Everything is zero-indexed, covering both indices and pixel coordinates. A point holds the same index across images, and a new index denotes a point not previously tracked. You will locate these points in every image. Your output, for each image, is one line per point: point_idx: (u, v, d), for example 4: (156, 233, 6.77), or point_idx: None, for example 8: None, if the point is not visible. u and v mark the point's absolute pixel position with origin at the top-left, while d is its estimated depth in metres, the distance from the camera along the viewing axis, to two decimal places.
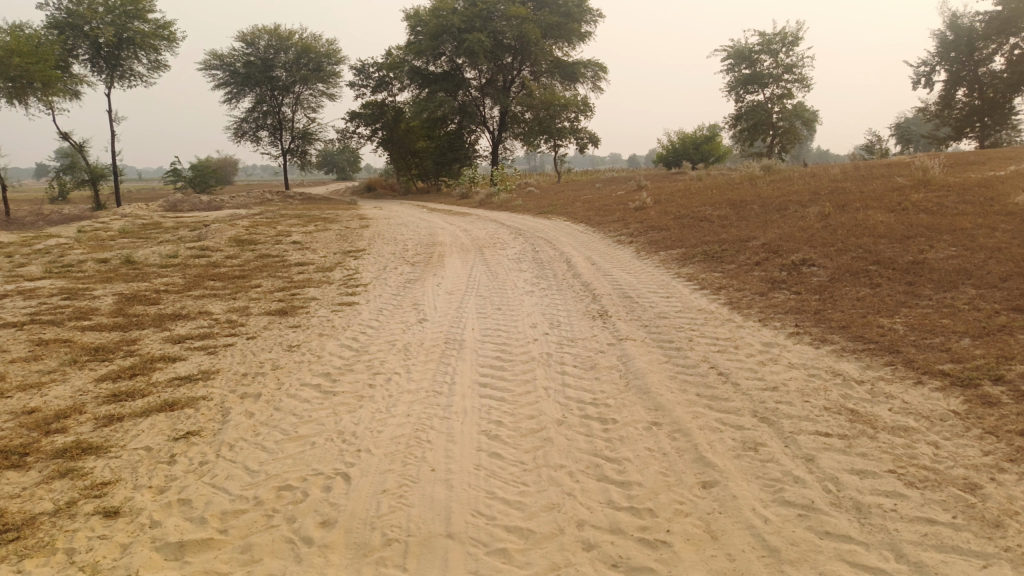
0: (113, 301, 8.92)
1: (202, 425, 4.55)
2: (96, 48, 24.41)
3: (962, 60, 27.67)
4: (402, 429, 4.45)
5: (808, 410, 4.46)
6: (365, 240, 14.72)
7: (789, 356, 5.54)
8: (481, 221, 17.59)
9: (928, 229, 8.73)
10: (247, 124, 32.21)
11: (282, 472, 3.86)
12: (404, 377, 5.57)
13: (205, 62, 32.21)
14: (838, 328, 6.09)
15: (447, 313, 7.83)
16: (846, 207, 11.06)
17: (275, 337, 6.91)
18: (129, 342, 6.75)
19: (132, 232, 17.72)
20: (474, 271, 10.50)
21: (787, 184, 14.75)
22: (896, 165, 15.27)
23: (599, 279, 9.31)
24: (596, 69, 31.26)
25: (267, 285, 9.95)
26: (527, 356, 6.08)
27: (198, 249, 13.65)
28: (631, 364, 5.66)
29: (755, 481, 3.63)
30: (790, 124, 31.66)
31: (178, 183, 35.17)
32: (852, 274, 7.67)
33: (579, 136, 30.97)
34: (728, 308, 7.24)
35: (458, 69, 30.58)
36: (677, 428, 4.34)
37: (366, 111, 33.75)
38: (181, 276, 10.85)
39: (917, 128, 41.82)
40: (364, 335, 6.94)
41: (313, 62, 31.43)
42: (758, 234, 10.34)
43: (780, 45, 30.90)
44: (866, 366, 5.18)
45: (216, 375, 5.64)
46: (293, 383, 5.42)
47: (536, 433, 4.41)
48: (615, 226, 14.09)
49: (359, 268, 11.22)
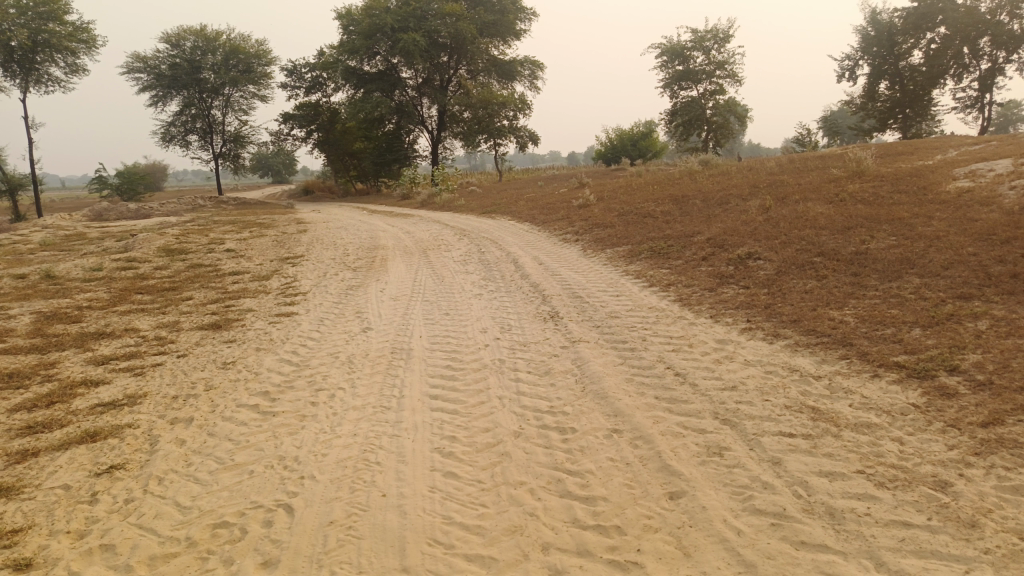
0: (30, 320, 8.29)
1: (128, 458, 4.16)
2: (9, 52, 23.06)
3: (883, 54, 28.56)
4: (349, 451, 4.16)
5: (770, 409, 4.35)
6: (303, 246, 14.23)
7: (744, 353, 5.45)
8: (422, 223, 17.26)
9: (868, 219, 8.84)
10: (175, 128, 31.00)
11: (218, 507, 3.54)
12: (349, 393, 5.26)
13: (128, 65, 30.85)
14: (790, 322, 6.04)
15: (392, 320, 7.52)
16: (786, 199, 11.18)
17: (209, 353, 6.49)
18: (47, 366, 6.23)
19: (52, 245, 16.75)
20: (418, 275, 10.20)
21: (726, 178, 14.88)
22: (830, 157, 15.61)
23: (547, 279, 9.14)
24: (532, 67, 31.27)
25: (199, 297, 9.43)
26: (479, 364, 5.85)
27: (124, 261, 12.94)
28: (586, 367, 5.48)
29: (725, 489, 3.49)
30: (723, 119, 32.23)
31: (103, 192, 33.63)
32: (798, 266, 7.68)
33: (518, 134, 30.86)
34: (679, 305, 7.14)
35: (394, 69, 30.09)
36: (638, 435, 4.17)
37: (301, 112, 32.93)
38: (106, 290, 10.21)
39: (843, 120, 43.20)
40: (305, 348, 6.59)
41: (243, 64, 30.44)
42: (703, 229, 10.34)
43: (712, 42, 31.41)
44: (822, 360, 5.13)
45: (144, 399, 5.22)
46: (228, 405, 5.05)
47: (493, 447, 4.18)
48: (559, 224, 13.97)
49: (298, 276, 10.77)
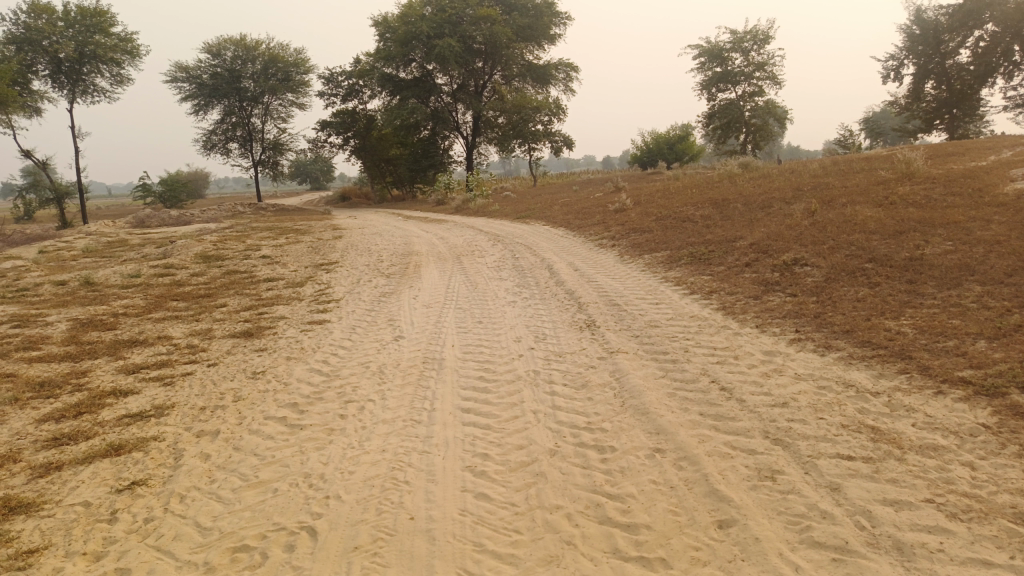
0: (67, 327, 8.32)
1: (151, 473, 4.03)
2: (57, 63, 23.60)
3: (929, 53, 27.63)
4: (377, 468, 3.97)
5: (825, 429, 4.05)
6: (337, 252, 14.18)
7: (794, 367, 5.14)
8: (456, 228, 17.11)
9: (921, 223, 8.41)
10: (216, 136, 31.43)
11: (239, 529, 3.37)
12: (379, 405, 5.08)
13: (170, 75, 31.41)
14: (842, 333, 5.71)
15: (425, 329, 7.34)
16: (832, 202, 10.75)
17: (239, 363, 6.38)
18: (78, 375, 6.18)
19: (95, 251, 17.04)
20: (452, 281, 10.02)
21: (767, 181, 14.46)
22: (876, 158, 15.07)
23: (584, 285, 8.88)
24: (567, 70, 30.99)
25: (233, 305, 9.39)
26: (512, 375, 5.63)
27: (162, 267, 13.02)
28: (625, 380, 5.22)
29: (779, 518, 3.21)
30: (762, 121, 31.59)
31: (147, 199, 34.28)
32: (848, 273, 7.30)
33: (553, 139, 30.65)
34: (722, 314, 6.83)
35: (429, 75, 30.10)
36: (682, 456, 3.90)
37: (338, 119, 33.16)
38: (142, 297, 10.25)
39: (886, 121, 42.04)
40: (336, 358, 6.44)
41: (281, 72, 30.79)
42: (745, 233, 9.99)
43: (751, 43, 30.82)
44: (879, 374, 4.80)
45: (171, 410, 5.12)
46: (256, 417, 4.91)
47: (527, 466, 3.96)
48: (595, 229, 13.71)
49: (331, 283, 10.69)
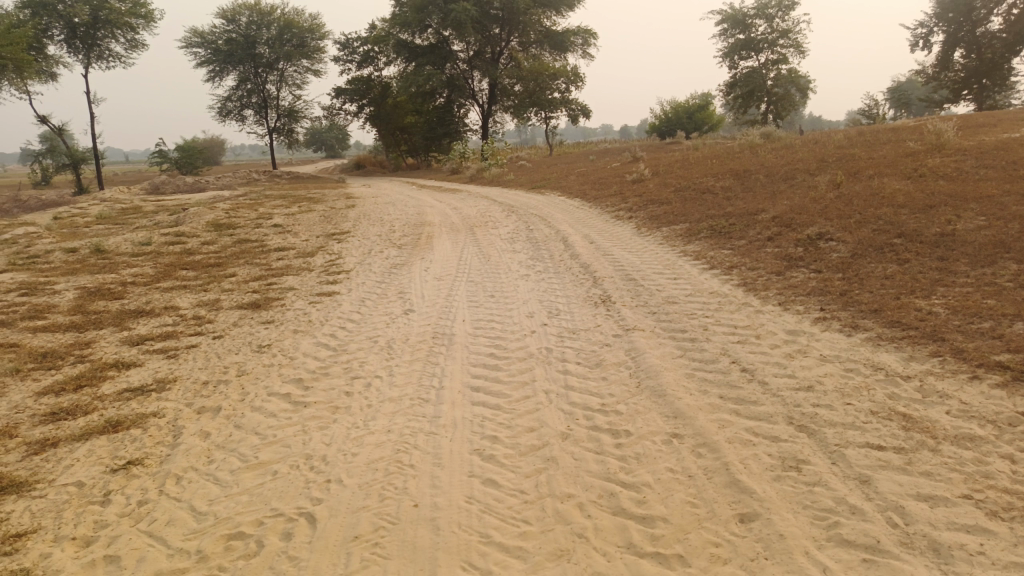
0: (75, 296, 8.22)
1: (148, 451, 3.90)
2: (71, 28, 23.37)
3: (960, 21, 26.59)
4: (381, 450, 3.81)
5: (853, 416, 3.83)
6: (350, 221, 14.00)
7: (819, 348, 4.90)
8: (471, 198, 16.83)
9: (952, 197, 8.07)
10: (231, 103, 31.18)
11: (235, 514, 3.23)
12: (385, 382, 4.91)
13: (185, 40, 31.13)
14: (870, 312, 5.45)
15: (435, 303, 7.15)
16: (859, 175, 10.38)
17: (245, 335, 6.23)
18: (82, 346, 6.06)
19: (109, 218, 16.94)
20: (465, 253, 9.81)
21: (790, 152, 14.03)
22: (904, 129, 14.59)
23: (599, 259, 8.64)
24: (585, 36, 30.00)
25: (242, 274, 9.25)
26: (524, 353, 5.43)
27: (174, 235, 12.90)
28: (642, 360, 5.01)
29: (803, 513, 3.02)
30: (785, 91, 30.84)
31: (163, 166, 34.16)
32: (876, 248, 7.01)
33: (570, 107, 30.11)
34: (744, 290, 6.58)
35: (445, 42, 29.57)
36: (701, 443, 3.71)
37: (353, 87, 32.76)
38: (152, 265, 10.12)
39: (911, 91, 40.93)
40: (344, 331, 6.27)
41: (296, 38, 30.35)
42: (767, 206, 9.68)
43: (775, 10, 29.96)
44: (910, 357, 4.56)
45: (173, 385, 4.98)
46: (259, 394, 4.75)
47: (537, 451, 3.78)
48: (612, 201, 13.42)
49: (343, 253, 10.53)
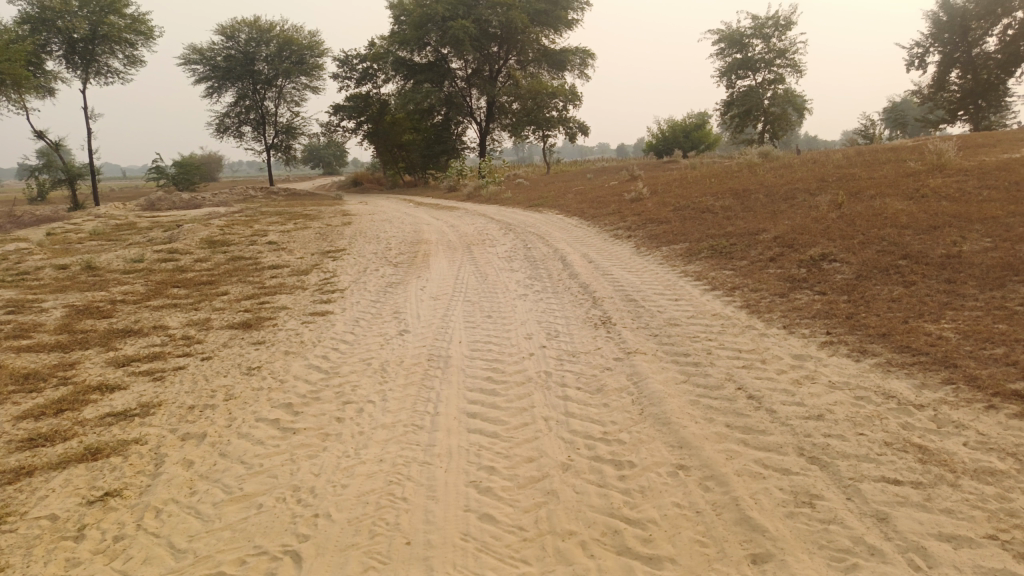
0: (62, 314, 8.02)
1: (127, 482, 3.71)
2: (70, 43, 23.34)
3: (956, 42, 26.89)
4: (372, 482, 3.62)
5: (866, 447, 3.66)
6: (346, 239, 13.87)
7: (828, 374, 4.74)
8: (468, 216, 16.71)
9: (956, 218, 7.95)
10: (229, 119, 31.15)
11: (216, 551, 3.05)
12: (378, 407, 4.73)
13: (184, 57, 31.14)
14: (878, 336, 5.30)
15: (431, 323, 6.98)
16: (860, 194, 10.28)
17: (235, 357, 6.04)
18: (65, 367, 5.87)
19: (103, 234, 16.78)
20: (461, 272, 9.65)
21: (789, 171, 13.96)
22: (903, 149, 14.57)
23: (598, 278, 8.50)
24: (583, 56, 30.26)
25: (235, 293, 9.08)
26: (523, 376, 5.26)
27: (166, 252, 12.74)
28: (644, 385, 4.85)
29: (820, 554, 2.85)
30: (781, 110, 30.88)
31: (160, 181, 34.05)
32: (881, 270, 6.87)
33: (567, 125, 30.12)
34: (747, 313, 6.42)
35: (444, 59, 29.64)
36: (708, 475, 3.54)
37: (351, 104, 32.75)
38: (143, 283, 9.95)
39: (907, 112, 41.13)
40: (337, 353, 6.10)
41: (295, 55, 30.37)
42: (768, 226, 9.56)
43: (772, 29, 30.10)
44: (922, 384, 4.40)
45: (157, 409, 4.79)
46: (247, 419, 4.58)
47: (536, 483, 3.61)
48: (611, 219, 13.31)
49: (338, 271, 10.37)
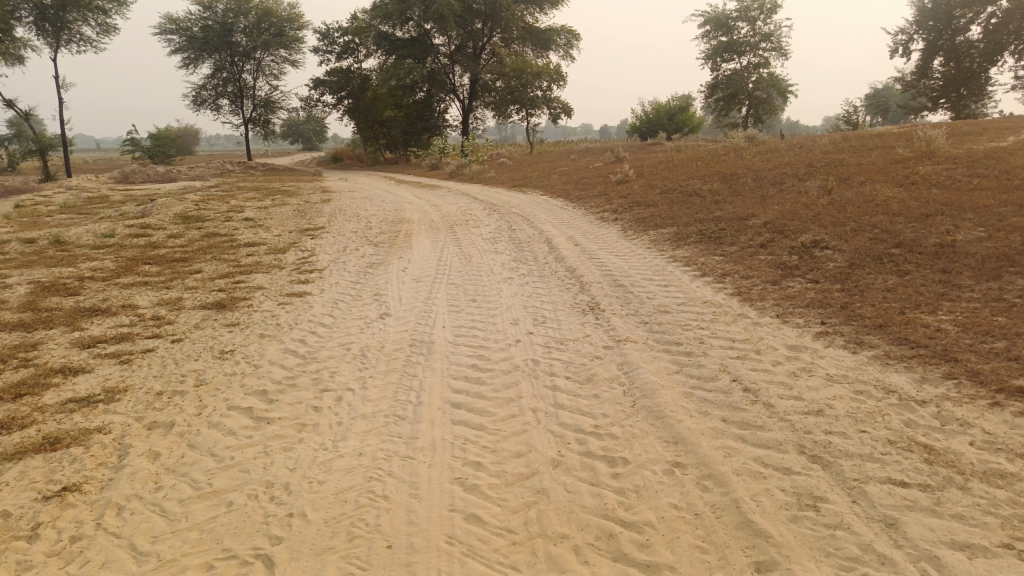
0: (26, 291, 7.67)
1: (87, 476, 3.47)
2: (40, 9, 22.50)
3: (940, 29, 26.79)
4: (351, 478, 3.41)
5: (869, 446, 3.50)
6: (325, 217, 13.51)
7: (824, 366, 4.59)
8: (451, 195, 16.43)
9: (948, 207, 7.83)
10: (207, 91, 30.39)
11: (181, 555, 2.82)
12: (358, 396, 4.51)
13: (160, 26, 30.27)
14: (875, 327, 5.15)
15: (414, 306, 6.75)
16: (850, 180, 10.15)
17: (207, 339, 5.77)
18: (27, 347, 5.56)
19: (73, 207, 16.28)
20: (444, 253, 9.41)
21: (776, 156, 13.84)
22: (890, 135, 14.46)
23: (585, 263, 8.30)
24: (569, 36, 29.87)
25: (209, 271, 8.76)
26: (509, 364, 5.06)
27: (139, 227, 12.34)
28: (635, 375, 4.67)
29: (828, 563, 2.69)
30: (766, 95, 30.72)
31: (135, 154, 33.24)
32: (873, 259, 6.74)
33: (552, 106, 29.76)
34: (739, 300, 6.26)
35: (427, 35, 29.07)
36: (706, 475, 3.37)
37: (332, 79, 32.10)
38: (113, 259, 9.58)
39: (889, 98, 41.18)
40: (315, 337, 5.84)
41: (275, 27, 29.65)
42: (757, 211, 9.41)
43: (758, 13, 29.86)
44: (922, 379, 4.26)
45: (123, 395, 4.53)
46: (218, 407, 4.33)
47: (525, 480, 3.42)
48: (596, 201, 13.10)
49: (316, 250, 10.08)
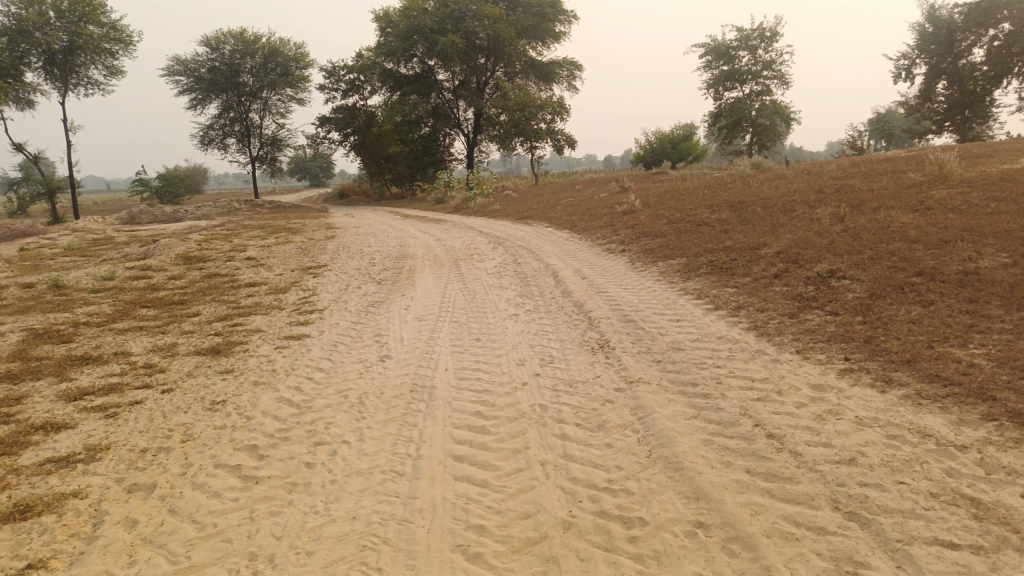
0: (18, 339, 7.45)
1: (56, 549, 3.18)
2: (49, 54, 22.67)
3: (942, 53, 26.70)
4: (342, 548, 3.12)
5: (911, 500, 3.18)
6: (327, 254, 13.32)
7: (853, 408, 4.27)
8: (455, 229, 16.24)
9: (968, 232, 7.54)
10: (214, 131, 30.56)
11: None
12: (354, 450, 4.22)
13: (168, 68, 30.57)
14: (903, 363, 4.85)
15: (415, 347, 6.49)
16: (862, 207, 9.88)
17: (199, 388, 5.51)
18: (11, 401, 5.32)
19: (78, 249, 16.23)
20: (448, 289, 9.17)
21: (783, 182, 13.62)
22: (901, 160, 14.21)
23: (593, 297, 8.03)
24: (571, 68, 29.98)
25: (207, 313, 8.54)
26: (516, 410, 4.77)
27: (139, 269, 12.16)
28: (649, 421, 4.37)
29: None
30: (770, 121, 30.61)
31: (144, 194, 33.40)
32: (895, 288, 6.44)
33: (556, 137, 29.69)
34: (755, 335, 5.97)
35: (431, 71, 29.26)
36: (733, 537, 3.07)
37: (338, 116, 32.24)
38: (111, 303, 9.38)
39: (893, 123, 41.07)
40: (311, 384, 5.57)
41: (281, 67, 29.90)
42: (769, 240, 9.15)
43: (758, 41, 29.94)
44: (960, 420, 3.93)
45: (105, 453, 4.26)
46: (204, 466, 4.05)
47: (533, 546, 3.12)
48: (603, 232, 12.86)
49: (318, 289, 9.87)
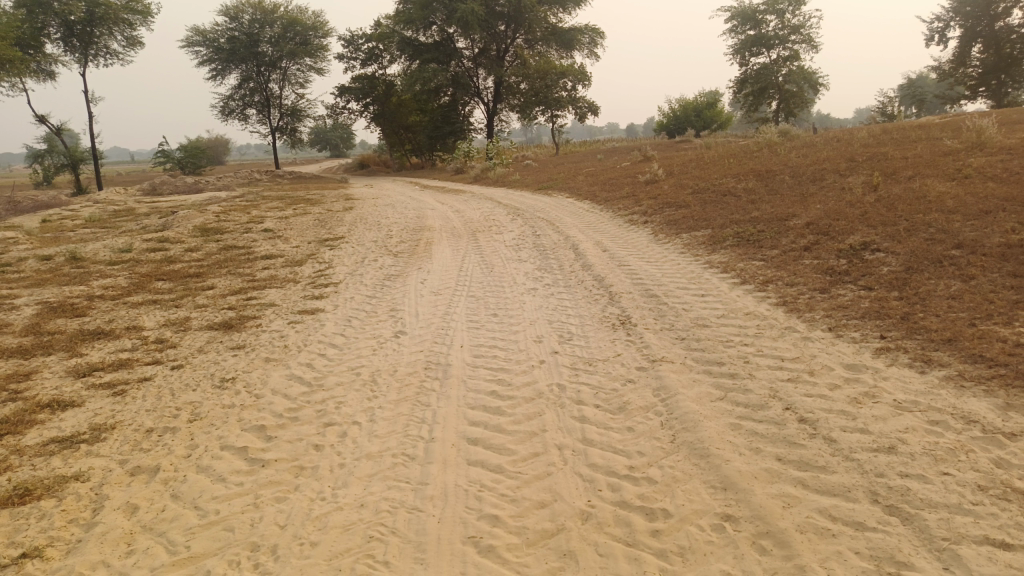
0: (32, 313, 7.38)
1: (53, 537, 3.06)
2: (68, 25, 22.52)
3: (978, 15, 25.63)
4: (348, 538, 2.97)
5: (957, 494, 2.95)
6: (345, 226, 13.14)
7: (890, 391, 4.02)
8: (475, 200, 16.00)
9: (1009, 201, 7.16)
10: (234, 101, 30.36)
11: None
12: (365, 431, 4.06)
13: (187, 39, 30.38)
14: (944, 343, 4.57)
15: (430, 323, 6.31)
16: (895, 175, 9.50)
17: (209, 365, 5.37)
18: (18, 378, 5.21)
19: (98, 221, 16.21)
20: (465, 262, 8.98)
21: (812, 151, 13.18)
22: (936, 126, 13.67)
23: (614, 270, 7.78)
24: (593, 34, 29.31)
25: (222, 287, 8.42)
26: (533, 390, 4.58)
27: (156, 241, 12.07)
28: (673, 403, 4.15)
29: None
30: (797, 87, 29.75)
31: (166, 165, 33.40)
32: (932, 261, 6.13)
33: (577, 105, 29.18)
34: (785, 312, 5.70)
35: (450, 39, 28.77)
36: (763, 532, 2.86)
37: (357, 85, 31.81)
38: (126, 276, 9.28)
39: (924, 88, 39.85)
40: (323, 360, 5.42)
41: (300, 36, 29.56)
42: (798, 211, 8.81)
43: (786, 5, 29.00)
44: (1007, 404, 3.67)
45: (110, 434, 4.13)
46: (210, 447, 3.92)
47: (549, 538, 2.94)
48: (625, 203, 12.54)
49: (333, 261, 9.70)
